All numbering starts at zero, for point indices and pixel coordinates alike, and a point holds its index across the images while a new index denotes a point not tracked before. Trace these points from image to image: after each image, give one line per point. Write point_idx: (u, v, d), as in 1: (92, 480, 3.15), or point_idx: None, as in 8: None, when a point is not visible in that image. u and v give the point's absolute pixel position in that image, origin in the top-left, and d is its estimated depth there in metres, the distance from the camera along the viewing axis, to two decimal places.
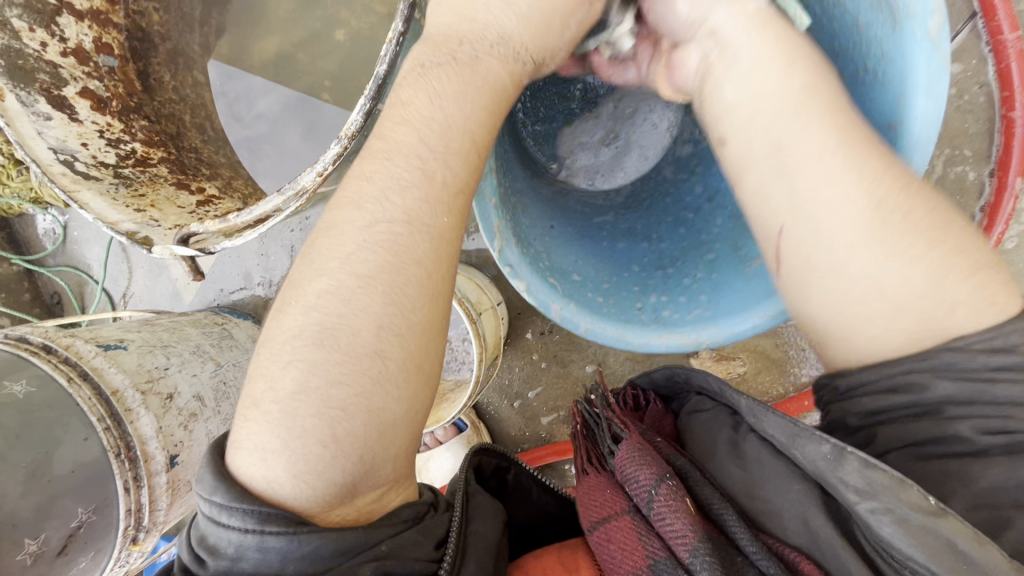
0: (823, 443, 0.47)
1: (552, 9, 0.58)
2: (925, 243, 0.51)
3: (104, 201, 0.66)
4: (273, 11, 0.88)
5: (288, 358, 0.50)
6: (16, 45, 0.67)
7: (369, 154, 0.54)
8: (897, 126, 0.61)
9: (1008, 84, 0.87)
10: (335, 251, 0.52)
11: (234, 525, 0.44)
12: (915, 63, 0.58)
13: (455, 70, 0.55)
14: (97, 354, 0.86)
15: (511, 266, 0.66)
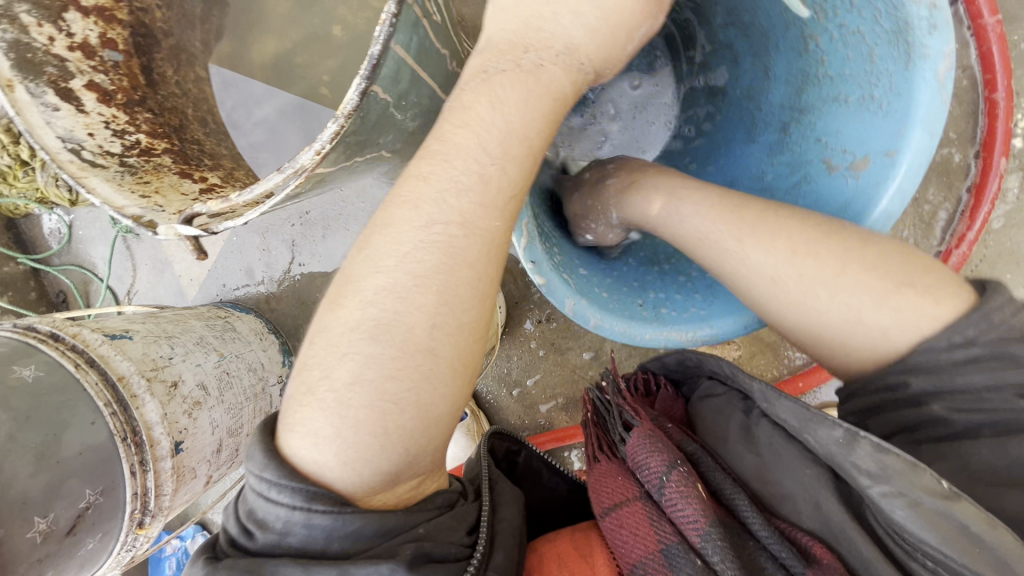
0: (835, 428, 0.47)
1: (619, 23, 0.60)
2: (837, 273, 0.58)
3: (110, 187, 0.69)
4: (272, 11, 0.93)
5: (346, 350, 0.51)
6: (25, 38, 0.69)
7: (427, 154, 0.55)
8: (892, 155, 0.63)
9: (990, 67, 0.88)
10: (392, 248, 0.52)
11: (283, 501, 0.46)
12: (918, 98, 0.60)
13: (520, 78, 0.57)
14: (103, 343, 0.88)
15: (534, 263, 0.67)
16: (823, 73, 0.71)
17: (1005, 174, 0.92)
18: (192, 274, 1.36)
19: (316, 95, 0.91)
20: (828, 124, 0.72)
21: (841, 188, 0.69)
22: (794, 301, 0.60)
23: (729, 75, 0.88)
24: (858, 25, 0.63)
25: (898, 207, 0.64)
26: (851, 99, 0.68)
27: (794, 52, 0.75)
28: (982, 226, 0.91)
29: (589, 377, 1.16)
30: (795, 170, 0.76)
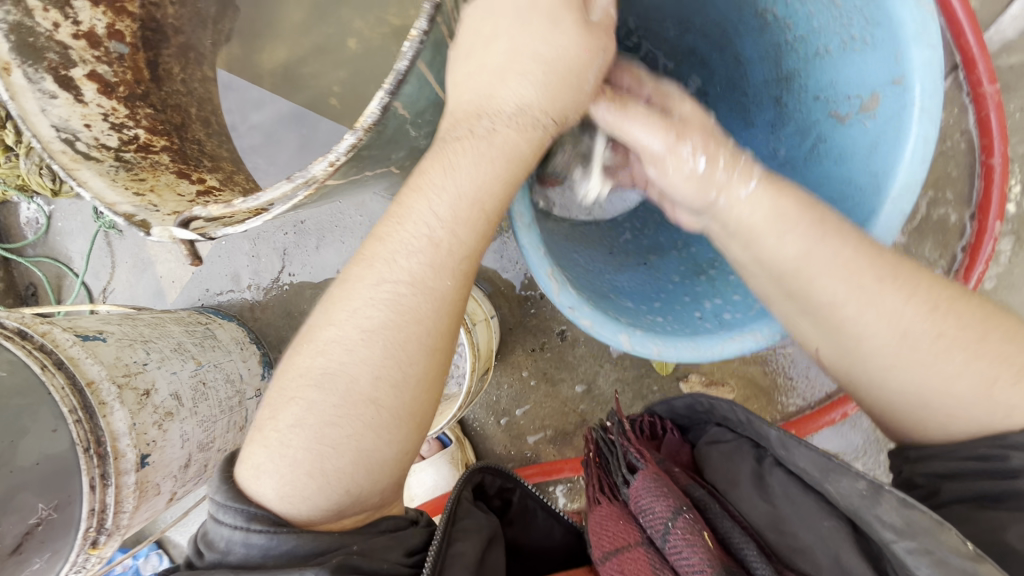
0: (858, 479, 0.45)
1: (568, 70, 0.57)
2: (978, 338, 0.54)
3: (104, 182, 0.65)
4: (287, 18, 0.92)
5: (292, 394, 0.53)
6: (28, 22, 0.67)
7: (386, 217, 0.57)
8: (898, 82, 0.60)
9: (987, 133, 0.91)
10: (344, 304, 0.55)
11: (227, 522, 0.49)
12: (899, 19, 0.58)
13: (473, 142, 0.56)
14: (74, 344, 0.83)
15: (572, 306, 0.65)
16: (793, 34, 0.71)
17: (999, 236, 0.95)
18: (175, 276, 1.31)
19: (324, 102, 0.90)
20: (819, 80, 0.70)
21: (862, 135, 0.65)
22: (910, 380, 0.56)
23: (702, 79, 0.88)
24: None
25: (929, 130, 0.58)
26: (831, 48, 0.67)
27: (756, 31, 0.75)
28: (976, 283, 0.94)
29: (579, 411, 1.13)
30: (806, 136, 0.74)
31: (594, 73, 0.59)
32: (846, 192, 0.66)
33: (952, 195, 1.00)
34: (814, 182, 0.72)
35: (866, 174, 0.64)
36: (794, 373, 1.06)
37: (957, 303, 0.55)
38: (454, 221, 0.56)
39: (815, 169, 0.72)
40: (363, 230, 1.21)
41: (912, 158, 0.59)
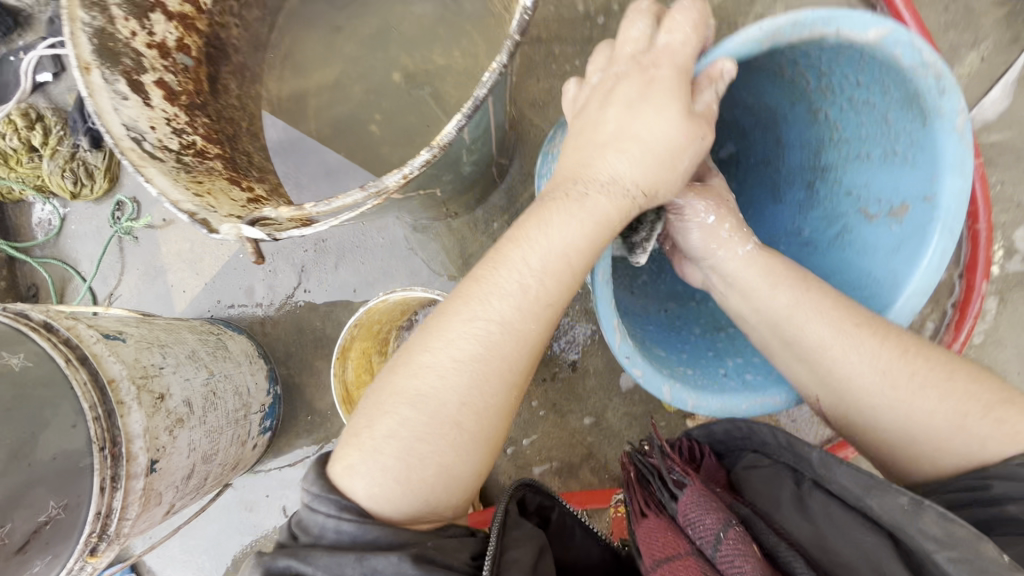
0: (900, 496, 0.50)
1: (659, 150, 0.63)
2: (945, 378, 0.61)
3: (167, 180, 0.67)
4: (338, 48, 0.97)
5: (388, 407, 0.58)
6: (110, 29, 0.72)
7: (484, 264, 0.62)
8: (930, 199, 0.67)
9: (972, 200, 1.00)
10: (440, 333, 0.60)
11: (320, 510, 0.54)
12: (943, 149, 0.65)
13: (569, 205, 0.62)
14: (98, 341, 0.81)
15: (629, 355, 0.68)
16: (839, 136, 0.76)
17: (984, 295, 1.02)
18: (185, 285, 1.30)
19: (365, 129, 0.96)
20: (856, 178, 0.77)
21: (887, 236, 0.73)
22: (891, 412, 0.62)
23: (737, 147, 0.93)
24: (869, 96, 0.69)
25: (949, 244, 0.66)
26: (874, 155, 0.74)
27: (803, 123, 0.80)
28: (966, 337, 1.01)
29: (586, 443, 1.14)
30: (833, 223, 0.81)
31: (687, 158, 0.64)
32: (866, 283, 0.74)
33: None
34: (835, 266, 0.79)
35: (884, 270, 0.72)
36: (796, 415, 1.09)
37: (922, 348, 0.63)
38: (545, 273, 0.61)
39: (836, 255, 0.80)
40: (383, 252, 1.24)
41: (926, 268, 0.67)
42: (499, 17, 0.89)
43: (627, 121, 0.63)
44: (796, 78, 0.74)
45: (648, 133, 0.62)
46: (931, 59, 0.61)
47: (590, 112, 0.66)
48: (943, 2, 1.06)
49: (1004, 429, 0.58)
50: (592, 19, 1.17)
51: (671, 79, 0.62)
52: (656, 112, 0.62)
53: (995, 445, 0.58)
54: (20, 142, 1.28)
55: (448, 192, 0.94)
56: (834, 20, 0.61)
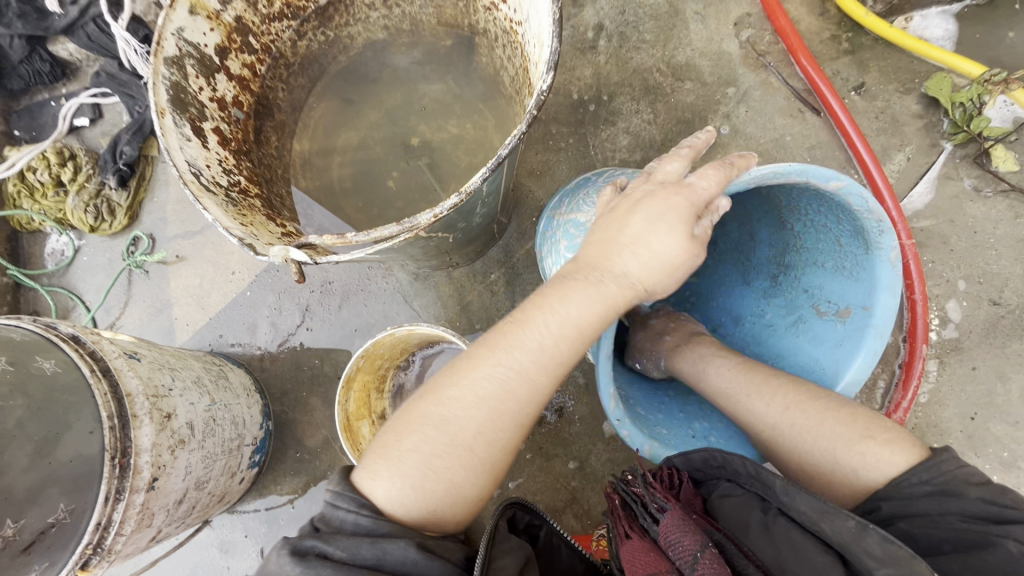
0: (848, 519, 0.59)
1: (668, 261, 0.69)
2: (819, 423, 0.72)
3: (220, 210, 0.77)
4: (365, 114, 1.12)
5: (415, 426, 0.66)
6: (183, 83, 0.85)
7: (511, 328, 0.68)
8: (869, 309, 0.80)
9: (908, 275, 1.16)
10: (468, 372, 0.67)
11: (343, 506, 0.62)
12: (880, 272, 0.78)
13: (588, 288, 0.68)
14: (119, 356, 0.85)
15: (620, 419, 0.79)
16: (801, 244, 0.89)
17: (926, 357, 1.16)
18: (190, 319, 1.36)
19: (384, 186, 1.08)
20: (812, 281, 0.89)
21: (831, 332, 0.85)
22: (796, 443, 0.74)
23: (715, 231, 1.07)
24: (826, 222, 0.82)
25: (880, 346, 0.80)
26: (827, 264, 0.85)
27: (773, 226, 0.93)
28: (913, 396, 1.12)
29: (570, 487, 1.19)
30: (790, 312, 0.93)
31: (684, 269, 0.71)
32: (813, 368, 0.87)
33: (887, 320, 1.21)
34: (789, 349, 0.92)
35: (828, 359, 0.85)
36: None
37: (805, 402, 0.74)
38: (561, 336, 0.68)
39: (790, 339, 0.92)
40: (386, 297, 1.33)
41: (861, 364, 0.80)
42: (509, 98, 1.04)
43: (642, 237, 0.68)
44: (775, 195, 0.86)
45: (656, 246, 0.68)
46: (876, 209, 0.73)
47: (616, 215, 0.71)
48: (873, 113, 1.28)
49: (866, 461, 0.68)
50: (585, 105, 1.36)
51: (685, 207, 0.67)
52: (667, 234, 0.68)
53: (863, 473, 0.68)
54: (50, 177, 1.37)
55: (457, 241, 1.05)
56: (807, 173, 0.72)
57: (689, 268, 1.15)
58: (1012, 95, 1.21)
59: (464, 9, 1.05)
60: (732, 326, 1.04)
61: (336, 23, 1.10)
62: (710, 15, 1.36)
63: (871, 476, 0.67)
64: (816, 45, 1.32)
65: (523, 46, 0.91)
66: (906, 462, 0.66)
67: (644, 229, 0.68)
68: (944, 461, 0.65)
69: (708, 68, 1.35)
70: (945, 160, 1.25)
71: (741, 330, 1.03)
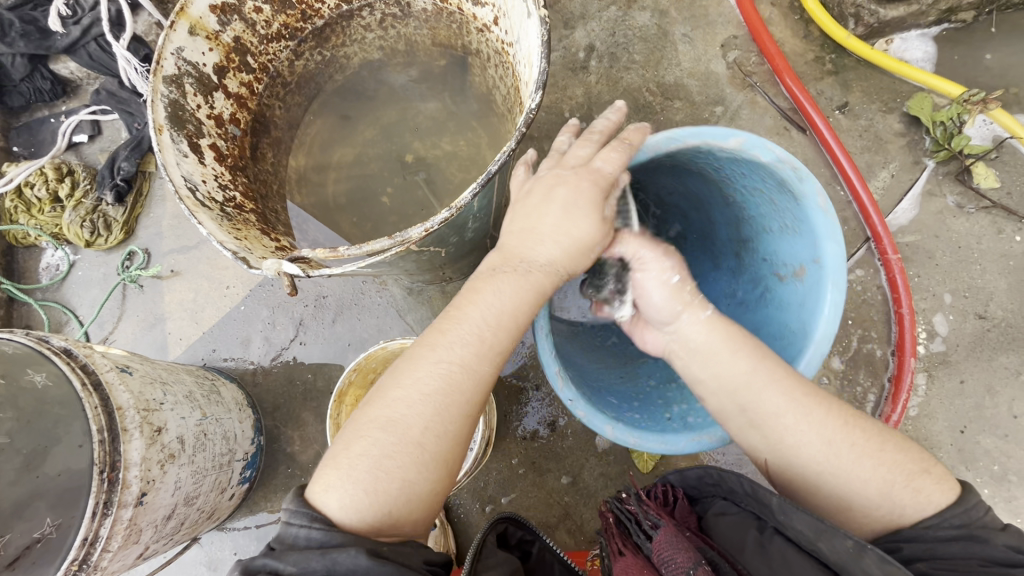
0: (847, 539, 0.59)
1: (580, 241, 0.73)
2: (876, 449, 0.68)
3: (214, 225, 0.78)
4: (359, 131, 1.14)
5: (363, 432, 0.66)
6: (181, 101, 0.87)
7: (444, 320, 0.72)
8: (817, 262, 0.79)
9: (896, 289, 1.18)
10: (410, 372, 0.69)
11: (298, 522, 0.61)
12: (816, 222, 0.78)
13: (516, 278, 0.72)
14: (111, 369, 0.85)
15: (572, 399, 0.79)
16: (747, 216, 0.92)
17: (915, 371, 1.17)
18: (183, 333, 1.36)
19: (378, 201, 1.10)
20: (767, 248, 0.90)
21: (794, 291, 0.84)
22: (835, 470, 0.68)
23: (681, 226, 1.10)
24: (760, 186, 0.84)
25: (839, 298, 0.76)
26: (774, 227, 0.87)
27: (724, 206, 0.96)
28: (903, 410, 1.13)
29: (563, 502, 1.19)
30: (757, 285, 0.94)
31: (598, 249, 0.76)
32: (786, 333, 0.85)
33: (876, 334, 1.22)
34: (765, 322, 0.91)
35: (798, 320, 0.82)
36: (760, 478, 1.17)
37: (860, 421, 0.70)
38: (497, 326, 0.71)
39: (762, 313, 0.92)
40: (380, 311, 1.33)
41: (827, 322, 0.77)
42: (501, 116, 1.07)
43: (559, 221, 0.72)
44: (704, 176, 0.91)
45: (572, 230, 0.73)
46: (784, 157, 0.77)
47: (532, 204, 0.75)
48: (858, 131, 1.32)
49: (918, 497, 0.65)
50: (576, 123, 1.39)
51: (591, 190, 0.73)
52: (581, 216, 0.73)
53: (910, 510, 0.65)
54: (47, 192, 1.38)
55: (449, 255, 1.06)
56: (699, 134, 0.78)
57: None
58: (991, 113, 1.25)
59: (457, 30, 1.08)
60: (710, 309, 1.04)
61: (333, 44, 1.13)
62: (697, 37, 1.40)
63: (915, 513, 0.65)
64: (801, 66, 1.36)
65: (515, 66, 0.94)
66: (944, 503, 0.65)
67: (556, 215, 0.73)
68: (974, 506, 0.65)
69: (697, 88, 1.38)
70: (929, 178, 1.28)
71: (718, 315, 1.03)
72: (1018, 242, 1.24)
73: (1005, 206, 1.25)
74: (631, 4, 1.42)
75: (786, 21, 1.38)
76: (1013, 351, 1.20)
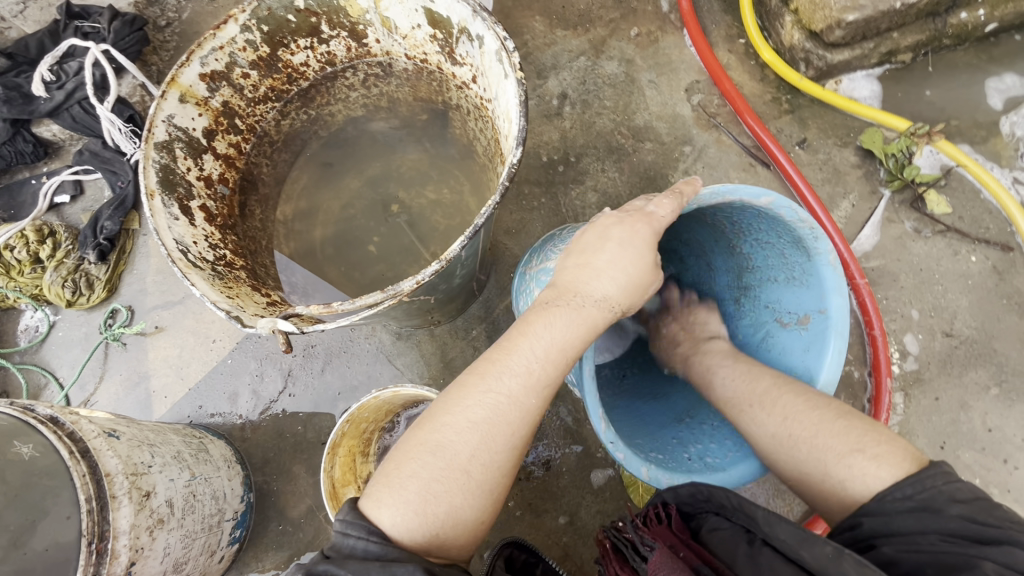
0: (826, 545, 0.59)
1: (638, 281, 0.78)
2: (810, 434, 0.73)
3: (206, 285, 0.80)
4: (347, 181, 1.17)
5: (416, 454, 0.68)
6: (172, 166, 0.90)
7: (497, 351, 0.74)
8: (824, 312, 0.84)
9: (865, 312, 1.24)
10: (460, 399, 0.71)
11: (356, 535, 0.63)
12: (824, 275, 0.83)
13: (570, 313, 0.75)
14: (98, 436, 0.84)
15: (613, 441, 0.79)
16: (752, 266, 0.96)
17: (891, 390, 1.22)
18: (168, 391, 1.34)
19: (366, 250, 1.13)
20: (770, 295, 0.94)
21: (797, 338, 0.88)
22: (785, 450, 0.75)
23: (678, 269, 1.17)
24: (768, 240, 0.89)
25: (843, 345, 0.82)
26: (779, 278, 0.92)
27: (728, 253, 1.00)
28: None
29: (562, 543, 1.18)
30: (758, 329, 0.97)
31: (653, 286, 0.82)
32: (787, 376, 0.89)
33: (852, 357, 1.27)
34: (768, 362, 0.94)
35: (802, 365, 0.87)
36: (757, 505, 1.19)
37: (807, 408, 0.76)
38: (547, 360, 0.73)
39: (762, 356, 0.96)
40: (370, 357, 1.34)
41: (829, 364, 0.82)
42: (483, 165, 1.10)
43: (616, 258, 0.77)
44: (717, 224, 0.96)
45: (629, 265, 0.77)
46: (805, 217, 0.80)
47: (591, 240, 0.79)
48: (818, 164, 1.40)
49: (853, 473, 0.69)
50: (554, 166, 1.45)
51: (648, 234, 0.78)
52: (636, 255, 0.77)
53: (851, 485, 0.69)
54: (27, 254, 1.37)
55: (438, 300, 1.08)
56: (740, 193, 0.79)
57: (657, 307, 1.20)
58: (935, 145, 1.34)
59: (437, 87, 1.12)
60: None
61: (318, 103, 1.17)
62: (662, 83, 1.49)
63: (858, 489, 0.68)
64: (760, 106, 1.45)
65: (494, 119, 0.99)
66: (893, 476, 0.67)
67: (608, 259, 0.77)
68: (927, 476, 0.65)
69: (665, 129, 1.46)
70: (886, 205, 1.36)
71: None
72: (975, 263, 1.31)
73: (959, 230, 1.33)
74: (599, 54, 1.51)
75: (743, 66, 1.48)
76: (981, 366, 1.26)
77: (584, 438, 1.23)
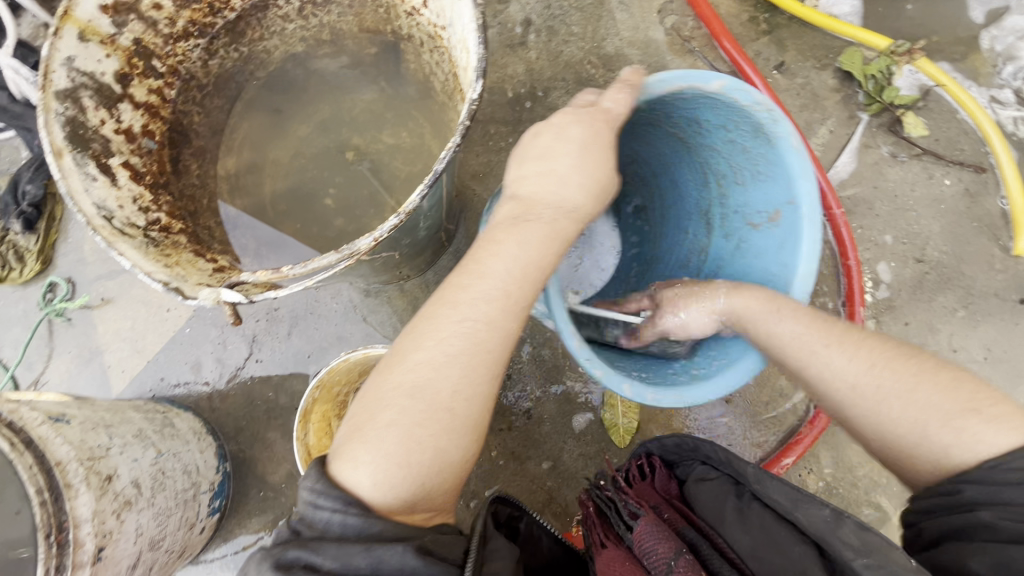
0: (824, 508, 0.58)
1: (603, 188, 0.74)
2: (911, 389, 0.66)
3: (138, 254, 0.71)
4: (292, 129, 1.06)
5: (392, 398, 0.62)
6: (81, 118, 0.79)
7: (464, 272, 0.68)
8: (794, 203, 0.78)
9: (841, 242, 1.22)
10: (432, 333, 0.65)
11: (326, 506, 0.57)
12: (788, 162, 0.77)
13: (537, 228, 0.70)
14: (43, 423, 0.78)
15: (588, 356, 0.75)
16: (720, 172, 0.91)
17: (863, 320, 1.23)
18: (124, 365, 1.27)
19: (320, 203, 1.02)
20: (738, 201, 0.90)
21: (771, 238, 0.83)
22: (870, 402, 0.68)
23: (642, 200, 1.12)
24: (733, 136, 0.84)
25: (818, 235, 0.76)
26: (744, 178, 0.87)
27: (694, 168, 0.95)
28: None
29: (546, 488, 1.19)
30: (731, 239, 0.92)
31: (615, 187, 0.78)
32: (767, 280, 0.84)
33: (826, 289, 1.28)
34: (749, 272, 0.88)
35: (779, 264, 0.82)
36: (734, 438, 1.22)
37: (896, 361, 0.68)
38: (521, 278, 0.68)
39: (739, 265, 0.90)
40: (338, 317, 1.28)
41: (807, 260, 0.77)
42: (442, 103, 0.99)
43: (579, 162, 0.72)
44: (677, 132, 0.90)
45: (592, 170, 0.72)
46: (761, 99, 0.75)
47: (540, 141, 0.74)
48: (796, 89, 1.34)
49: (962, 439, 0.62)
50: (521, 102, 1.35)
51: (607, 134, 0.73)
52: (599, 157, 0.73)
53: (956, 452, 0.62)
54: None
55: (403, 255, 1.01)
56: (688, 77, 0.76)
57: (629, 240, 1.15)
58: (916, 63, 1.28)
59: (384, 15, 1.02)
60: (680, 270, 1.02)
61: (251, 38, 1.04)
62: (633, 4, 1.38)
63: (963, 456, 0.62)
64: (737, 28, 1.36)
65: (450, 49, 0.88)
66: (1010, 445, 0.60)
67: (569, 164, 0.72)
68: None
69: (637, 57, 1.36)
70: (863, 130, 1.32)
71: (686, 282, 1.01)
72: (948, 186, 1.30)
73: (934, 152, 1.30)
74: None
75: None
76: (949, 290, 1.28)
77: (562, 384, 1.22)
